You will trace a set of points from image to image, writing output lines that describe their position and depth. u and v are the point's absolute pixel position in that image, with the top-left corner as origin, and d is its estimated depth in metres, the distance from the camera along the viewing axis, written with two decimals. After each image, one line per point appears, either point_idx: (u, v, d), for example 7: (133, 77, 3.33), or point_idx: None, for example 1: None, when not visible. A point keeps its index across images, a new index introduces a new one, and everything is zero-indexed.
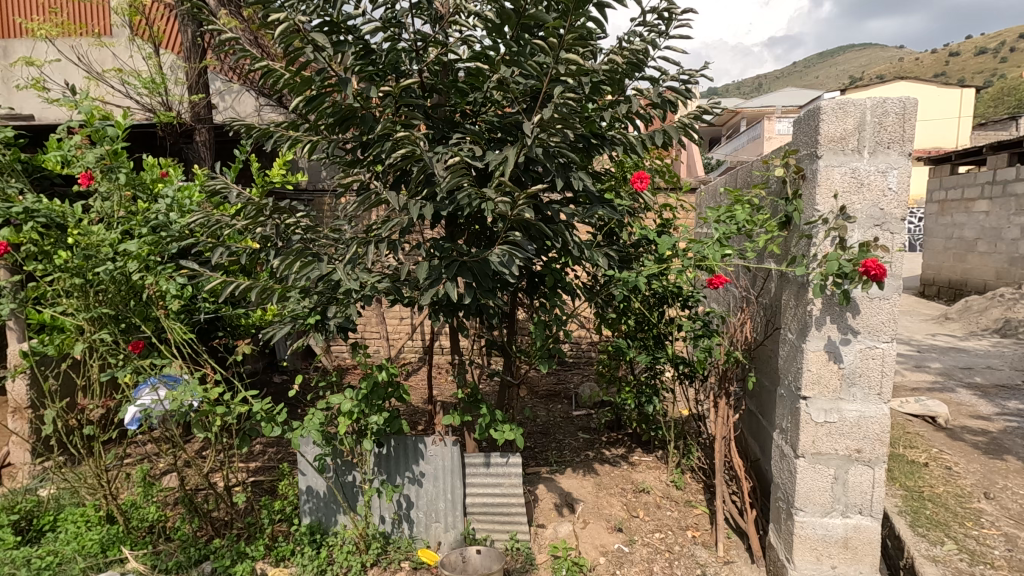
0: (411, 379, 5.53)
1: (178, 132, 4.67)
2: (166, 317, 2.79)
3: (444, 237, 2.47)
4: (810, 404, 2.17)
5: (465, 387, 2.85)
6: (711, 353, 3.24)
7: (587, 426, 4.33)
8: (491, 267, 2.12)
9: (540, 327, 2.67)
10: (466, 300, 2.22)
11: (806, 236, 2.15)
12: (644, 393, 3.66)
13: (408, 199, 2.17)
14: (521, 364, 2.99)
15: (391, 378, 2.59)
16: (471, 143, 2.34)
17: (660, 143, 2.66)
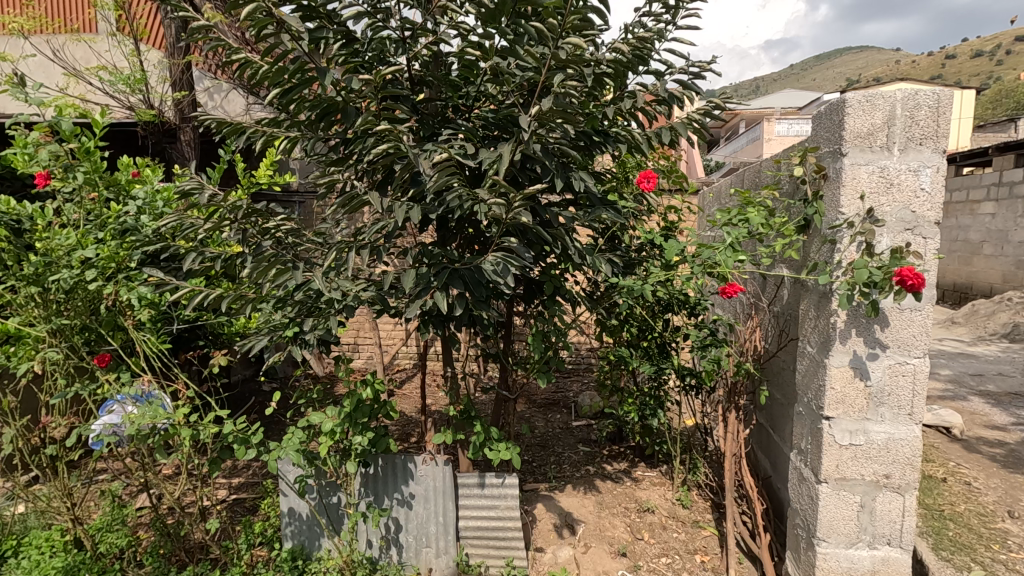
0: (404, 387, 5.35)
1: (160, 131, 4.47)
2: (136, 327, 2.59)
3: (435, 242, 2.27)
4: (834, 425, 1.98)
5: (457, 403, 2.65)
6: (720, 365, 3.06)
7: (587, 438, 4.15)
8: (484, 275, 1.93)
9: (538, 339, 2.48)
10: (458, 311, 2.03)
11: (829, 241, 1.96)
12: (648, 406, 3.48)
13: (393, 201, 1.98)
14: (517, 376, 2.79)
15: (378, 394, 2.39)
16: (463, 140, 2.15)
17: (668, 140, 2.48)
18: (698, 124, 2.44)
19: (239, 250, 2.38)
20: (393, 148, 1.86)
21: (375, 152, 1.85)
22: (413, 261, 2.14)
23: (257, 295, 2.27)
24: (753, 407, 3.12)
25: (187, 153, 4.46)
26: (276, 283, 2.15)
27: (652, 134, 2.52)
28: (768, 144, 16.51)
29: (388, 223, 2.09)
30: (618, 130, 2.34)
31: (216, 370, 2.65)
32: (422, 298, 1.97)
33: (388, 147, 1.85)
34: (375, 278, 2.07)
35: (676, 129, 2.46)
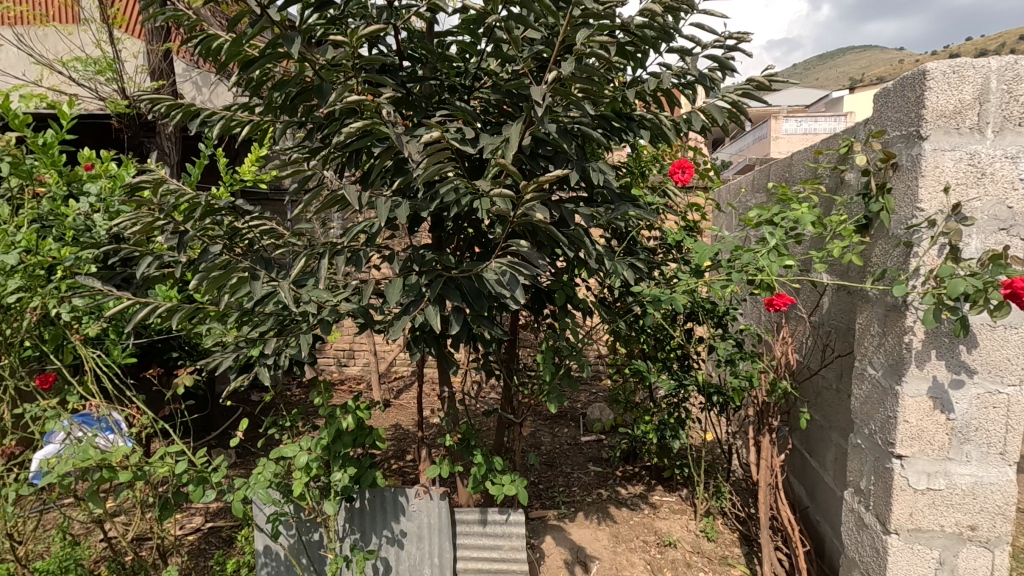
0: (401, 398, 5.04)
1: (137, 123, 4.13)
2: (84, 343, 2.24)
3: (427, 244, 1.93)
4: (908, 466, 1.64)
5: (455, 429, 2.32)
6: (752, 382, 2.71)
7: (598, 456, 3.81)
8: (486, 284, 1.59)
9: (548, 357, 2.14)
10: (455, 328, 1.69)
11: (903, 244, 1.62)
12: (667, 426, 3.14)
13: (375, 195, 1.64)
14: (524, 397, 2.45)
15: (362, 422, 2.05)
16: (461, 123, 1.80)
17: (700, 126, 2.13)
18: (735, 108, 2.08)
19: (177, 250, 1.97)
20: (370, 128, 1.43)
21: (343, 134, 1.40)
22: (401, 266, 1.80)
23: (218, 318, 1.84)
24: (788, 429, 2.78)
25: (166, 147, 4.13)
26: (235, 295, 1.78)
27: (681, 120, 2.17)
28: (776, 143, 16.17)
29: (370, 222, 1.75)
30: (644, 113, 1.99)
31: (180, 391, 2.32)
32: (411, 314, 1.63)
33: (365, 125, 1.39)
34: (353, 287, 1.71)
35: (710, 113, 2.11)
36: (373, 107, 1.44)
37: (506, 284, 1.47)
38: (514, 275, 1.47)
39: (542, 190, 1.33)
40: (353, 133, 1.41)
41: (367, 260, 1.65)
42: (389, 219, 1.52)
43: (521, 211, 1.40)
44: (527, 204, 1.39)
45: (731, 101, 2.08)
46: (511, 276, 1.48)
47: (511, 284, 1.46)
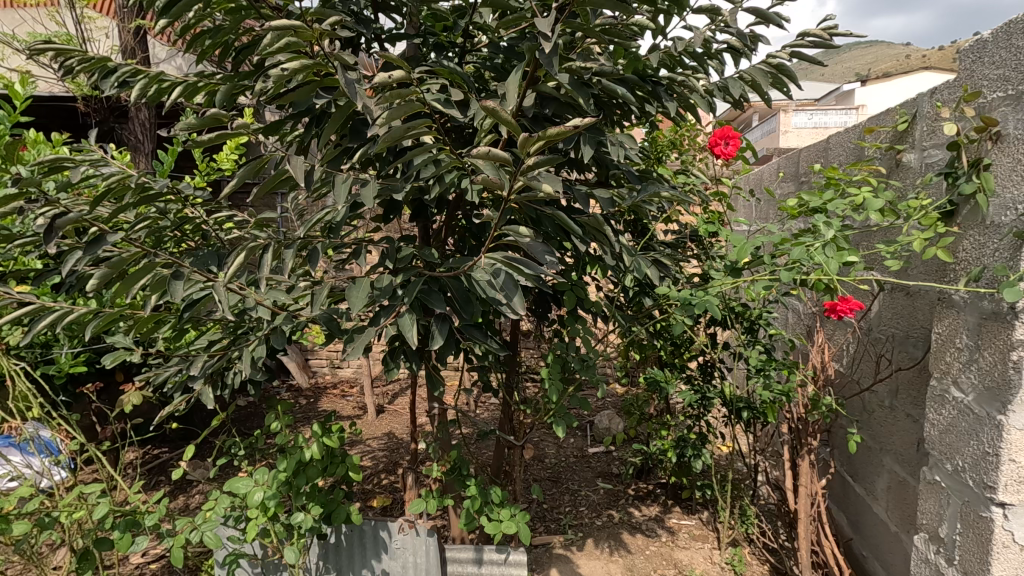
0: (395, 403, 4.70)
1: (105, 106, 3.77)
2: (6, 353, 1.90)
3: (407, 235, 1.56)
4: (1012, 517, 1.29)
5: (446, 453, 1.97)
6: (789, 397, 2.35)
7: (607, 471, 3.46)
8: (476, 286, 1.22)
9: (556, 371, 1.79)
10: (437, 342, 1.31)
11: (1012, 235, 1.26)
12: (688, 443, 2.79)
13: (332, 171, 1.25)
14: (525, 416, 2.10)
15: (330, 451, 1.70)
16: (446, 84, 1.43)
17: (740, 95, 1.75)
18: (784, 71, 1.70)
19: (49, 238, 1.47)
20: (310, 69, 1.02)
21: (272, 75, 1.00)
22: (372, 264, 1.45)
23: (136, 329, 1.45)
24: (829, 450, 2.42)
25: (137, 132, 3.78)
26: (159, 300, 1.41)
27: (716, 88, 1.79)
28: (785, 137, 15.76)
29: (329, 208, 1.38)
30: (674, 76, 1.62)
31: (123, 409, 1.97)
32: (380, 325, 1.29)
33: (302, 62, 0.98)
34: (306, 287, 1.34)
35: (753, 78, 1.73)
36: (317, 42, 1.04)
37: (498, 287, 1.10)
38: (507, 275, 1.11)
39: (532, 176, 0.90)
40: (289, 76, 1.01)
41: (322, 252, 1.29)
42: (348, 201, 1.17)
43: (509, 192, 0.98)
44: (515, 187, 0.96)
45: (777, 63, 1.70)
46: (503, 276, 1.11)
47: (505, 287, 1.10)
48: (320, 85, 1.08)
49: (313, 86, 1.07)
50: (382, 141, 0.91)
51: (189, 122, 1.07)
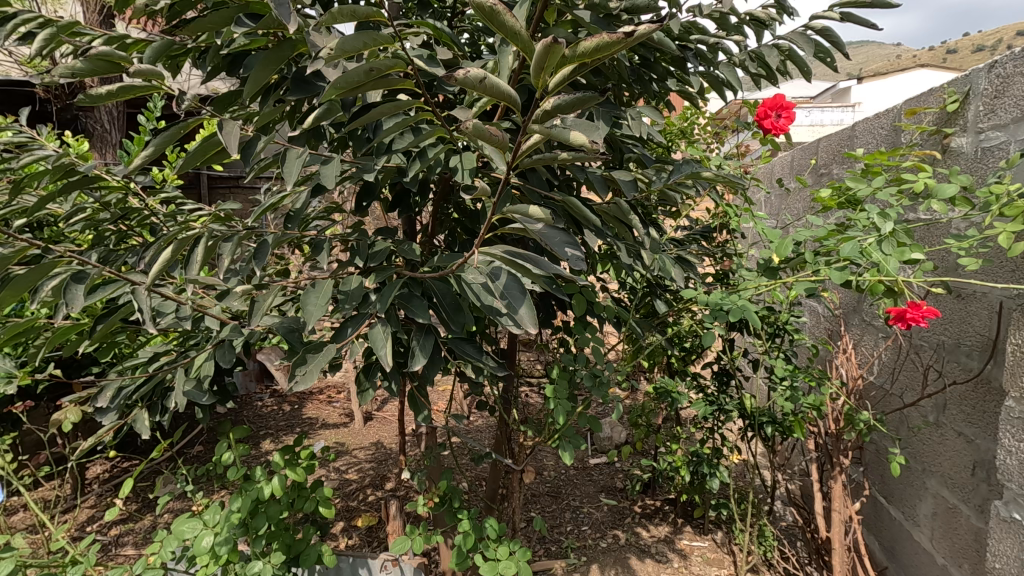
0: (383, 410, 4.43)
1: (68, 93, 3.48)
2: None
3: (384, 229, 1.29)
4: None
5: (434, 482, 1.70)
6: (820, 412, 2.10)
7: (611, 485, 3.21)
8: (469, 292, 0.96)
9: (563, 388, 1.53)
10: (420, 361, 1.03)
11: None
12: (702, 459, 2.55)
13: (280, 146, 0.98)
14: (525, 436, 1.83)
15: (295, 484, 1.43)
16: (429, 43, 1.17)
17: (776, 66, 1.50)
18: (830, 36, 1.45)
19: None
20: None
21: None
22: (340, 263, 1.18)
23: (48, 343, 1.18)
24: (864, 471, 2.17)
25: (103, 121, 3.49)
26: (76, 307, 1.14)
27: (748, 58, 1.53)
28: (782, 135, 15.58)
29: (285, 196, 1.11)
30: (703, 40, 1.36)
31: (55, 433, 1.69)
32: (343, 340, 1.02)
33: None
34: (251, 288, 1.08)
35: (793, 46, 1.47)
36: None
37: (502, 298, 0.83)
38: (512, 279, 0.84)
39: (557, 134, 0.61)
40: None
41: (272, 246, 1.03)
42: (300, 178, 0.92)
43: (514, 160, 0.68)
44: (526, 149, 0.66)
45: (822, 27, 1.45)
46: (507, 280, 0.85)
47: (512, 299, 0.83)
48: (245, 12, 0.85)
49: (235, 13, 0.83)
50: (329, 85, 0.65)
51: (71, 64, 0.81)
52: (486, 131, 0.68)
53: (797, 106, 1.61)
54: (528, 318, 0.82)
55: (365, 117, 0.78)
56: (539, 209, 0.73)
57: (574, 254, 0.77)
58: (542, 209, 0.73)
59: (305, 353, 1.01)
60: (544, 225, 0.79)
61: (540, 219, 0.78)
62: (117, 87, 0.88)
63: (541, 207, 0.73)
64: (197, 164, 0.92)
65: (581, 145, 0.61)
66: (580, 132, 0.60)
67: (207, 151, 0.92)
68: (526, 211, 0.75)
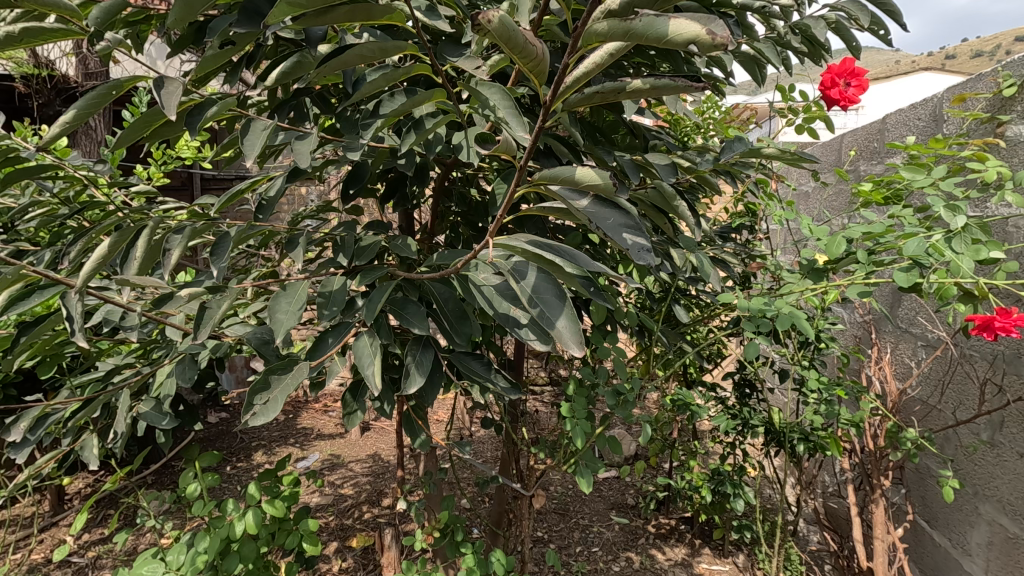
0: (381, 421, 4.23)
1: (53, 89, 3.31)
2: None
3: (375, 223, 1.11)
4: None
5: (434, 509, 1.51)
6: (859, 429, 1.91)
7: (622, 502, 3.01)
8: (481, 293, 0.78)
9: (581, 406, 1.34)
10: (419, 378, 0.84)
11: None
12: (724, 476, 2.35)
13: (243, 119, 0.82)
14: (534, 457, 1.65)
15: (273, 519, 1.23)
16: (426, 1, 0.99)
17: (823, 39, 1.32)
18: (885, 5, 1.27)
19: None
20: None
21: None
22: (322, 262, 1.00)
23: None
24: (906, 493, 1.98)
25: (88, 118, 3.32)
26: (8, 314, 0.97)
27: (789, 32, 1.35)
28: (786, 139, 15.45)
29: (251, 185, 0.95)
30: (755, 6, 1.19)
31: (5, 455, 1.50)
32: (322, 356, 0.83)
33: None
34: (206, 291, 0.89)
35: (843, 16, 1.29)
36: None
37: (531, 304, 0.64)
38: (544, 277, 0.66)
39: (645, 27, 0.44)
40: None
41: (235, 241, 0.86)
42: (262, 153, 0.77)
43: (556, 94, 0.49)
44: (573, 79, 0.49)
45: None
46: (539, 278, 0.66)
47: (544, 303, 0.64)
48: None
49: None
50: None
51: None
52: (520, 36, 0.47)
53: (869, 73, 1.46)
54: (569, 331, 0.63)
55: (336, 57, 0.61)
56: (598, 173, 0.54)
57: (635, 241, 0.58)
58: (601, 173, 0.53)
59: (274, 373, 0.80)
60: (592, 201, 0.60)
61: (588, 192, 0.59)
62: (19, 29, 0.75)
63: (601, 167, 0.53)
64: (134, 137, 0.75)
65: (684, 43, 0.44)
66: (682, 20, 0.43)
67: (147, 121, 0.75)
68: (573, 176, 0.55)
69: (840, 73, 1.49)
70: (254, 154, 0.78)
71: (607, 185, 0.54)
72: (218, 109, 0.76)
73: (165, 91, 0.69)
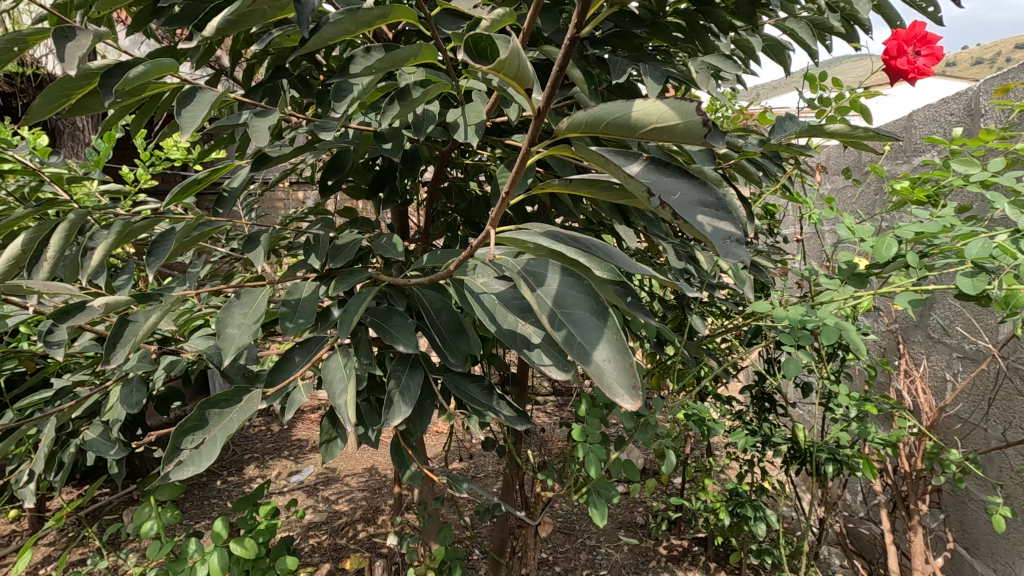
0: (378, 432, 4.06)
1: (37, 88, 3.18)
2: None
3: (357, 223, 0.97)
4: None
5: (427, 542, 1.36)
6: (892, 449, 1.75)
7: (631, 521, 2.84)
8: (479, 304, 0.64)
9: (593, 429, 1.18)
10: (404, 407, 0.69)
11: None
12: (742, 496, 2.19)
13: (187, 88, 0.69)
14: (538, 482, 1.49)
15: (241, 559, 1.08)
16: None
17: (863, 17, 1.18)
18: None
19: None
20: None
21: None
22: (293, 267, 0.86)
23: None
24: (945, 519, 1.81)
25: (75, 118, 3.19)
26: None
27: (826, 10, 1.21)
28: None
29: (209, 176, 0.81)
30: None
31: None
32: (285, 380, 0.70)
33: None
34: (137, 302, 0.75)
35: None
36: None
37: (556, 309, 0.49)
38: (578, 278, 0.51)
39: None
40: None
41: (177, 239, 0.71)
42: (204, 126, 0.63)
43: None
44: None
45: None
46: (571, 278, 0.51)
47: (575, 312, 0.49)
48: None
49: None
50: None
51: None
52: None
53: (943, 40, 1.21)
54: (609, 357, 0.46)
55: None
56: (670, 114, 0.40)
57: (716, 229, 0.42)
58: (677, 113, 0.40)
59: (218, 404, 0.66)
60: (651, 170, 0.44)
61: (640, 153, 0.45)
62: None
63: (675, 105, 0.39)
64: (53, 106, 0.65)
65: None
66: None
67: (68, 89, 0.65)
68: (628, 121, 0.42)
69: (907, 40, 1.23)
70: (195, 127, 0.65)
71: (679, 131, 0.41)
72: (147, 71, 0.59)
73: (77, 42, 0.63)
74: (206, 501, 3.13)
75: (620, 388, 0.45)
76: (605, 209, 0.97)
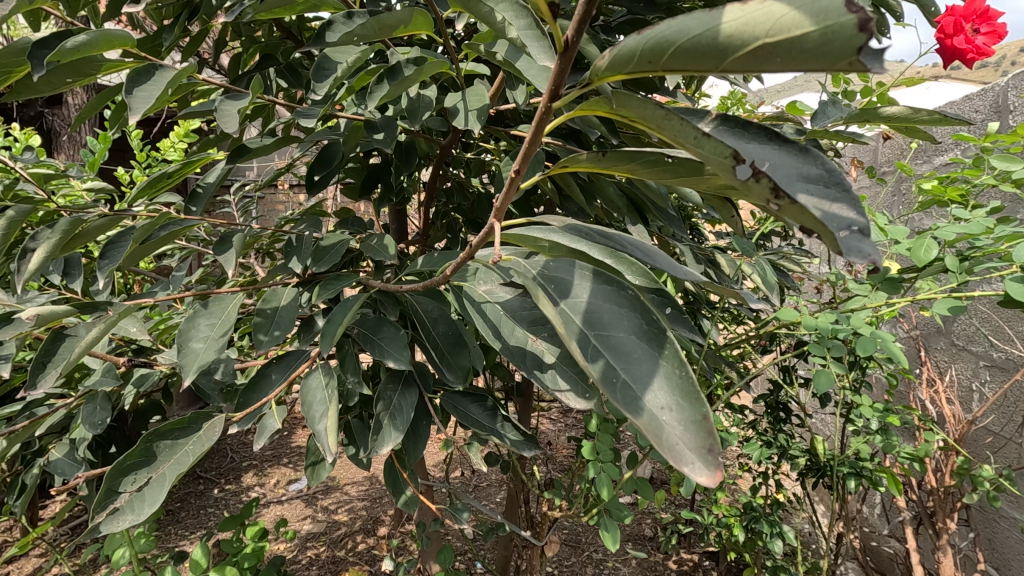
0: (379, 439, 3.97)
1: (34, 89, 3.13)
2: None
3: (348, 223, 0.89)
4: None
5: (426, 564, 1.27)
6: (918, 463, 1.65)
7: (639, 534, 2.74)
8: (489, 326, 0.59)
9: (604, 446, 1.10)
10: (393, 432, 0.62)
11: None
12: (757, 510, 2.09)
13: (145, 65, 0.61)
14: (545, 500, 1.40)
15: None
16: None
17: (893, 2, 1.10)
18: None
19: None
20: None
21: None
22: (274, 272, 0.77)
23: None
24: (975, 538, 1.70)
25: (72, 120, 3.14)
26: None
27: None
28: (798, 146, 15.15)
29: (177, 168, 0.73)
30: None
31: None
32: (258, 402, 0.63)
33: None
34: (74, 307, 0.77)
35: None
36: None
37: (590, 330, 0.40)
38: (618, 291, 0.42)
39: None
40: None
41: (136, 238, 0.65)
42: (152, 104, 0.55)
43: None
44: None
45: None
46: (609, 292, 0.42)
47: (615, 334, 0.39)
48: None
49: None
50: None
51: None
52: None
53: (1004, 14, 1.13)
54: (662, 391, 0.36)
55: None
56: (793, 20, 0.29)
57: (828, 213, 0.33)
58: (807, 18, 0.29)
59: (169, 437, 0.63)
60: (732, 130, 0.36)
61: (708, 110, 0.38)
62: None
63: (806, 6, 0.29)
64: None
65: None
66: None
67: (4, 64, 0.58)
68: (714, 40, 0.31)
69: (965, 17, 1.14)
70: (144, 108, 0.56)
71: (797, 52, 0.30)
72: (89, 39, 0.53)
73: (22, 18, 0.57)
74: (202, 510, 3.05)
75: (680, 435, 0.35)
76: (620, 206, 0.88)
